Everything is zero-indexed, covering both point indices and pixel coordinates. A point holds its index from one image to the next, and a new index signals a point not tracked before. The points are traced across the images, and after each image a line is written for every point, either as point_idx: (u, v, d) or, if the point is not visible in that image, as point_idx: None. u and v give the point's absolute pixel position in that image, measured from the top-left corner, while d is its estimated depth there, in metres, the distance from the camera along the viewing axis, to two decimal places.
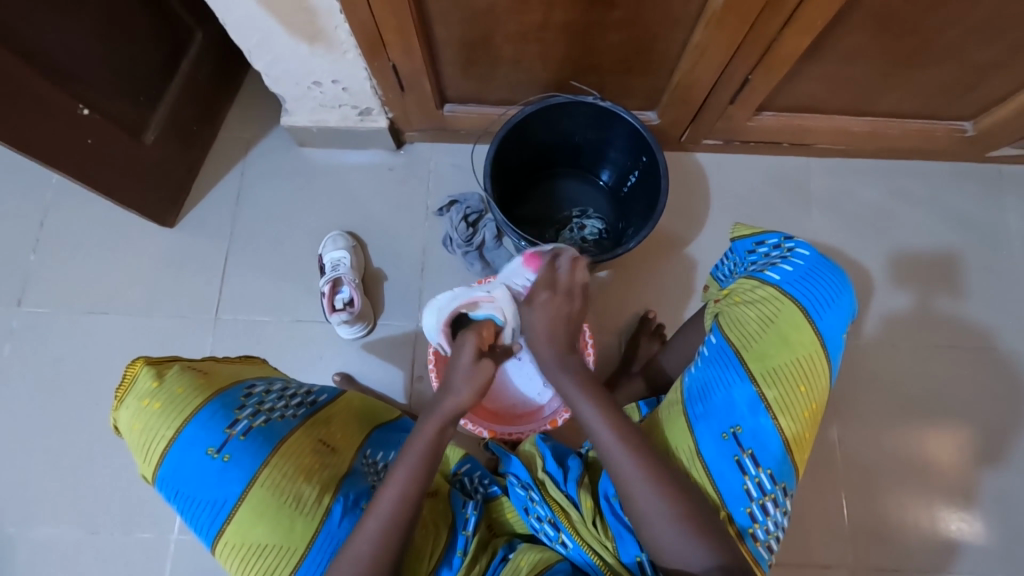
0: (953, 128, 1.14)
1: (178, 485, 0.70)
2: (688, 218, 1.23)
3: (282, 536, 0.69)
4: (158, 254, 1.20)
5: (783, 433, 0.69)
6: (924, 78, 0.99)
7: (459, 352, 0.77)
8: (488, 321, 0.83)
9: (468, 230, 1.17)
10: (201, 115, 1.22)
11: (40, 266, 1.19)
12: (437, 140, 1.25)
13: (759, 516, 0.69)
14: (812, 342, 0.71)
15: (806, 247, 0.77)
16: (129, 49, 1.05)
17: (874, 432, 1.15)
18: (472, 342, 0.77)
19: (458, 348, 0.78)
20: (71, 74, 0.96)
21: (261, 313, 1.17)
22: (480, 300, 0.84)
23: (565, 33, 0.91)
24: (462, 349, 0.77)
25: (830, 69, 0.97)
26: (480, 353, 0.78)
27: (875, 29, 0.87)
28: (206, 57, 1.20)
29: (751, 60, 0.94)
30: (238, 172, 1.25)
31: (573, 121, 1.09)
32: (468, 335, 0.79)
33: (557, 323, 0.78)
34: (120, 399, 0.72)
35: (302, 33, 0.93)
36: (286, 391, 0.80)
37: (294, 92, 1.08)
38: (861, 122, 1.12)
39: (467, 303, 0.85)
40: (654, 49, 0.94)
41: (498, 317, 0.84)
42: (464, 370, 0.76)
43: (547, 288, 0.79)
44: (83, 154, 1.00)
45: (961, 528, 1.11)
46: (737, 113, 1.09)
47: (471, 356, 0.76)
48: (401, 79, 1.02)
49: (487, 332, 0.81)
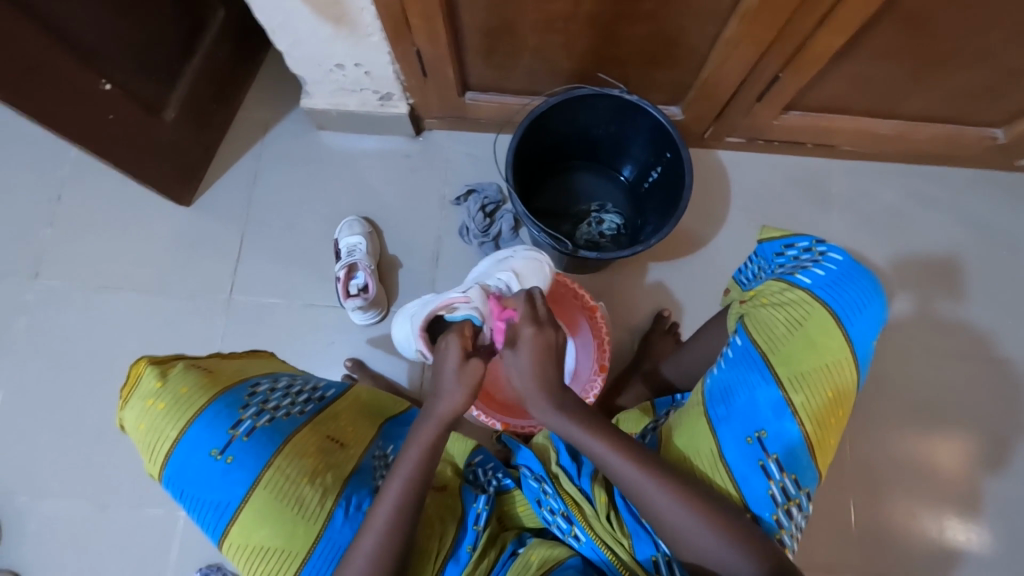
0: (983, 134, 1.11)
1: (183, 485, 0.70)
2: (707, 216, 1.22)
3: (286, 538, 0.69)
4: (173, 233, 1.20)
5: (809, 438, 0.69)
6: (956, 83, 0.97)
7: (444, 358, 0.75)
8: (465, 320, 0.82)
9: (485, 221, 1.16)
10: (220, 95, 1.21)
11: (56, 241, 1.19)
12: (455, 129, 1.24)
13: (785, 522, 0.69)
14: (842, 349, 0.70)
15: (840, 251, 0.75)
16: (151, 26, 1.04)
17: (886, 439, 1.14)
18: (456, 344, 0.75)
19: (442, 353, 0.76)
20: (94, 47, 0.95)
21: (275, 296, 1.17)
22: (457, 302, 0.85)
23: (593, 24, 0.89)
24: (446, 354, 0.75)
25: (861, 70, 0.95)
26: (466, 354, 0.75)
27: (912, 31, 0.85)
28: (226, 36, 1.19)
29: (782, 57, 0.92)
30: (255, 153, 1.24)
31: (597, 114, 1.07)
32: (451, 339, 0.76)
33: (548, 357, 0.73)
34: (125, 399, 0.72)
35: (327, 15, 0.92)
36: (291, 389, 0.80)
37: (315, 74, 1.07)
38: (889, 125, 1.10)
39: (443, 306, 0.86)
40: (682, 43, 0.93)
41: (475, 316, 0.82)
42: (451, 372, 0.74)
43: (531, 322, 0.75)
44: (103, 130, 0.99)
45: (969, 538, 1.10)
46: (763, 111, 1.08)
47: (457, 358, 0.74)
48: (424, 65, 1.01)
49: (468, 332, 0.78)
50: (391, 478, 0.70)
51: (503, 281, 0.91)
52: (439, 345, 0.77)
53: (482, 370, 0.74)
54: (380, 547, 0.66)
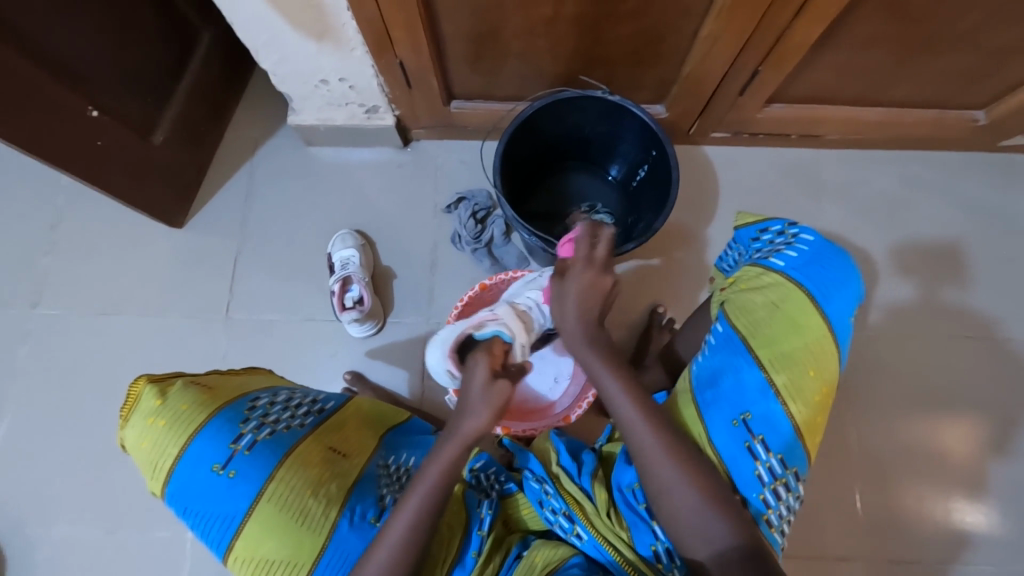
0: (965, 116, 1.13)
1: (187, 501, 0.70)
2: (698, 211, 1.22)
3: (292, 550, 0.69)
4: (169, 255, 1.21)
5: (794, 417, 0.69)
6: (936, 67, 0.98)
7: (471, 376, 0.73)
8: (496, 336, 0.79)
9: (477, 227, 1.17)
10: (209, 116, 1.22)
11: (52, 269, 1.20)
12: (444, 137, 1.25)
13: (772, 502, 0.69)
14: (820, 328, 0.71)
15: (811, 232, 0.76)
16: (138, 51, 1.05)
17: (888, 424, 1.14)
18: (484, 363, 0.73)
19: (470, 371, 0.74)
20: (81, 75, 0.96)
21: (273, 312, 1.17)
22: (485, 320, 0.83)
23: (574, 27, 0.90)
24: (474, 372, 0.73)
25: (841, 58, 0.96)
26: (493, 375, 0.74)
27: (888, 17, 0.86)
28: (212, 58, 1.20)
29: (761, 51, 0.93)
30: (245, 172, 1.25)
31: (582, 115, 1.08)
32: (480, 359, 0.75)
33: (593, 298, 0.75)
34: (126, 418, 0.72)
35: (310, 31, 0.93)
36: (291, 401, 0.80)
37: (301, 90, 1.08)
38: (872, 111, 1.11)
39: (471, 323, 0.83)
40: (663, 40, 0.94)
41: (505, 332, 0.80)
42: (478, 392, 0.72)
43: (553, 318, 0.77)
44: (93, 156, 1.00)
45: (977, 519, 1.10)
46: (746, 104, 1.09)
47: (485, 377, 0.72)
48: (409, 76, 1.02)
49: (497, 349, 0.77)
50: (410, 494, 0.70)
51: (530, 301, 0.90)
52: (467, 364, 0.75)
53: (507, 390, 0.72)
54: (394, 557, 0.66)
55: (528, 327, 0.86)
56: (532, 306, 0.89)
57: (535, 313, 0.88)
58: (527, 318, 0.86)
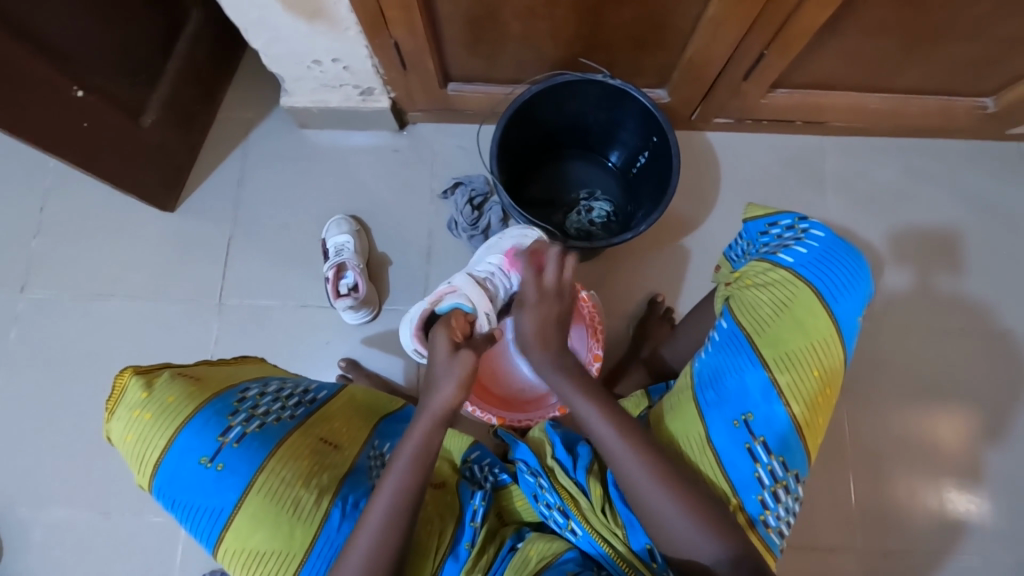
0: (974, 105, 1.10)
1: (175, 494, 0.70)
2: (699, 200, 1.20)
3: (283, 542, 0.68)
4: (159, 239, 1.19)
5: (796, 419, 0.68)
6: (946, 54, 0.95)
7: (435, 352, 0.76)
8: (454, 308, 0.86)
9: (474, 214, 1.15)
10: (200, 97, 1.19)
11: (41, 252, 1.18)
12: (440, 122, 1.22)
13: (770, 504, 0.69)
14: (827, 327, 0.69)
15: (822, 229, 0.74)
16: (125, 28, 1.02)
17: (885, 415, 1.14)
18: (443, 336, 0.76)
19: (434, 347, 0.77)
20: (65, 53, 0.93)
21: (266, 298, 1.16)
22: (444, 293, 0.90)
23: (575, 10, 0.87)
24: (436, 348, 0.76)
25: (849, 44, 0.93)
26: (454, 346, 0.76)
27: (899, 3, 0.83)
28: (203, 36, 1.17)
29: (767, 36, 0.91)
30: (238, 155, 1.22)
31: (582, 101, 1.06)
32: (439, 332, 0.78)
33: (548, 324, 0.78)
34: (112, 410, 0.71)
35: (302, 10, 0.90)
36: (281, 392, 0.79)
37: (295, 71, 1.05)
38: (878, 99, 1.09)
39: (433, 299, 0.90)
40: (667, 24, 0.91)
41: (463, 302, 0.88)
42: (442, 364, 0.74)
43: (535, 291, 0.78)
44: (80, 138, 0.98)
45: (970, 510, 1.10)
46: (750, 90, 1.06)
47: (446, 351, 0.75)
48: (405, 58, 0.99)
49: (456, 322, 0.80)
50: (386, 475, 0.70)
51: (489, 268, 0.93)
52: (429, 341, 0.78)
53: (472, 359, 0.74)
54: (383, 545, 0.66)
55: (490, 295, 0.90)
56: (492, 272, 0.92)
57: (496, 279, 0.92)
58: (486, 286, 0.90)
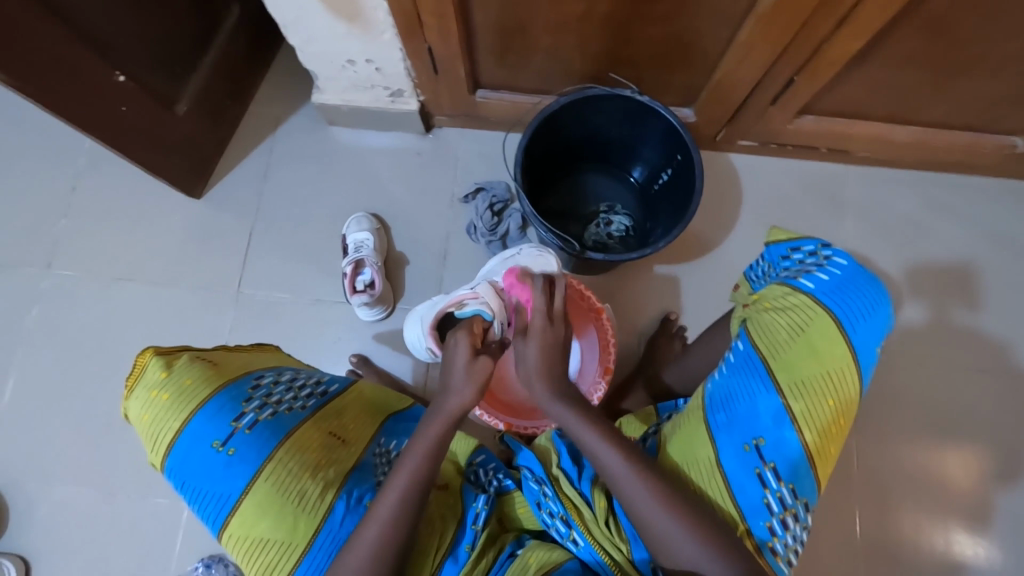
0: (1002, 143, 1.09)
1: (185, 476, 0.71)
2: (718, 220, 1.20)
3: (287, 531, 0.69)
4: (183, 225, 1.21)
5: (809, 447, 0.68)
6: (976, 91, 0.95)
7: (453, 356, 0.76)
8: (475, 315, 0.83)
9: (493, 219, 1.16)
10: (233, 89, 1.22)
11: (69, 231, 1.21)
12: (466, 127, 1.24)
13: (778, 531, 0.68)
14: (844, 356, 0.69)
15: (845, 256, 0.74)
16: (167, 19, 1.05)
17: (894, 449, 1.12)
18: (465, 342, 0.76)
19: (452, 349, 0.77)
20: (108, 39, 0.96)
21: (282, 290, 1.17)
22: (466, 299, 0.87)
23: (607, 26, 0.89)
24: (455, 353, 0.76)
25: (878, 74, 0.93)
26: (474, 352, 0.76)
27: (931, 36, 0.83)
28: (241, 30, 1.20)
29: (797, 62, 0.91)
30: (265, 148, 1.25)
31: (609, 115, 1.06)
32: (460, 336, 0.77)
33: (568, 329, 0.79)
34: (131, 388, 0.73)
35: (340, 11, 0.92)
36: (294, 383, 0.80)
37: (328, 70, 1.07)
38: (905, 132, 1.08)
39: (453, 302, 0.88)
40: (697, 44, 0.92)
41: (485, 311, 0.84)
42: (461, 371, 0.75)
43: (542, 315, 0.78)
44: (116, 122, 1.00)
45: (976, 553, 1.08)
46: (776, 115, 1.06)
47: (466, 358, 0.75)
48: (436, 63, 1.00)
49: (478, 329, 0.79)
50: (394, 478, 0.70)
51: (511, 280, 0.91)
52: (448, 342, 0.78)
53: (490, 368, 0.76)
54: (386, 535, 0.66)
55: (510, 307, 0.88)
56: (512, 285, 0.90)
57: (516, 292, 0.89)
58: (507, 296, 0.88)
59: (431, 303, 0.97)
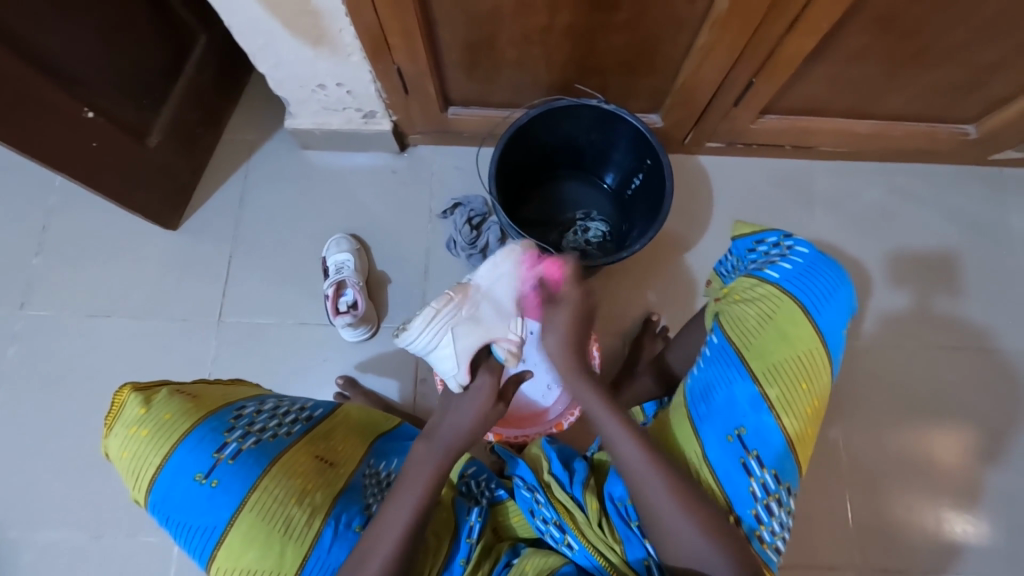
0: (956, 130, 1.14)
1: (169, 511, 0.70)
2: (692, 220, 1.23)
3: (275, 560, 0.69)
4: (162, 257, 1.20)
5: (787, 432, 0.70)
6: (926, 81, 0.99)
7: (475, 396, 0.77)
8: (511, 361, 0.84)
9: (472, 233, 1.17)
10: (205, 118, 1.22)
11: (43, 269, 1.19)
12: (439, 143, 1.25)
13: (764, 517, 0.70)
14: (813, 340, 0.72)
15: (806, 245, 0.77)
16: (132, 52, 1.05)
17: (878, 432, 1.15)
18: (491, 386, 0.77)
19: (475, 389, 0.77)
20: (74, 76, 0.96)
21: (265, 316, 1.17)
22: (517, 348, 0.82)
23: (570, 38, 0.91)
24: (479, 393, 0.76)
25: (834, 71, 0.97)
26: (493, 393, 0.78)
27: (877, 31, 0.87)
28: (209, 60, 1.20)
29: (755, 62, 0.94)
30: (241, 174, 1.25)
31: (577, 124, 1.09)
32: (488, 379, 0.77)
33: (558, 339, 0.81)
34: (109, 427, 0.72)
35: (307, 36, 0.93)
36: (278, 410, 0.80)
37: (299, 95, 1.08)
38: (864, 124, 1.12)
39: (511, 356, 0.81)
40: (658, 51, 0.95)
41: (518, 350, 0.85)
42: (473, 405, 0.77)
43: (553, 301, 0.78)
44: (88, 156, 1.00)
45: (966, 530, 1.11)
46: (740, 115, 1.09)
47: (485, 402, 0.76)
48: (406, 82, 1.02)
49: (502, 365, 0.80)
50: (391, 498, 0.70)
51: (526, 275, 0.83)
52: (477, 380, 0.77)
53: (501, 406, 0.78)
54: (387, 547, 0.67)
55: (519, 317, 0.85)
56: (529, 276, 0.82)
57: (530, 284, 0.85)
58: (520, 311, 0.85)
59: (452, 307, 0.79)
